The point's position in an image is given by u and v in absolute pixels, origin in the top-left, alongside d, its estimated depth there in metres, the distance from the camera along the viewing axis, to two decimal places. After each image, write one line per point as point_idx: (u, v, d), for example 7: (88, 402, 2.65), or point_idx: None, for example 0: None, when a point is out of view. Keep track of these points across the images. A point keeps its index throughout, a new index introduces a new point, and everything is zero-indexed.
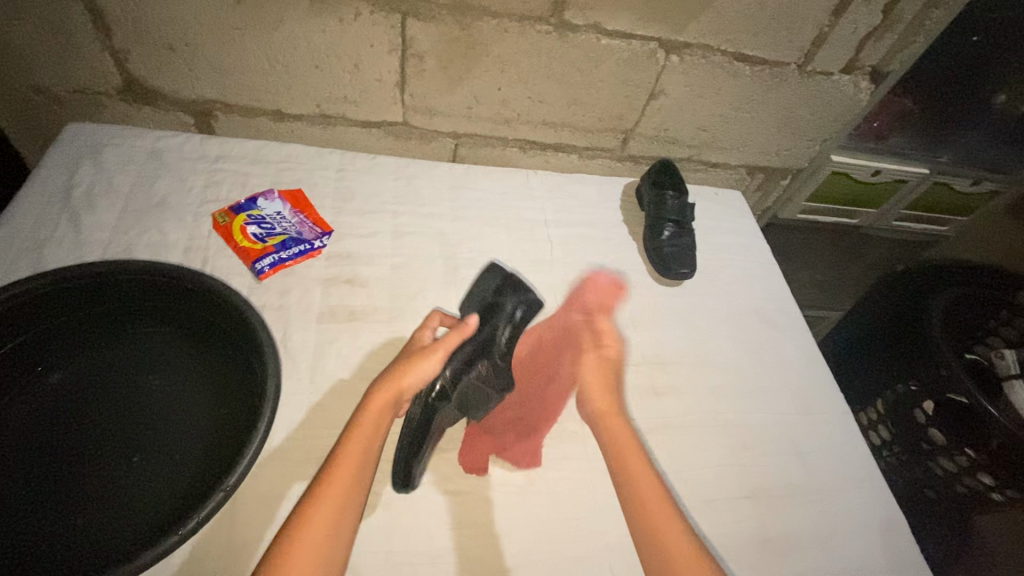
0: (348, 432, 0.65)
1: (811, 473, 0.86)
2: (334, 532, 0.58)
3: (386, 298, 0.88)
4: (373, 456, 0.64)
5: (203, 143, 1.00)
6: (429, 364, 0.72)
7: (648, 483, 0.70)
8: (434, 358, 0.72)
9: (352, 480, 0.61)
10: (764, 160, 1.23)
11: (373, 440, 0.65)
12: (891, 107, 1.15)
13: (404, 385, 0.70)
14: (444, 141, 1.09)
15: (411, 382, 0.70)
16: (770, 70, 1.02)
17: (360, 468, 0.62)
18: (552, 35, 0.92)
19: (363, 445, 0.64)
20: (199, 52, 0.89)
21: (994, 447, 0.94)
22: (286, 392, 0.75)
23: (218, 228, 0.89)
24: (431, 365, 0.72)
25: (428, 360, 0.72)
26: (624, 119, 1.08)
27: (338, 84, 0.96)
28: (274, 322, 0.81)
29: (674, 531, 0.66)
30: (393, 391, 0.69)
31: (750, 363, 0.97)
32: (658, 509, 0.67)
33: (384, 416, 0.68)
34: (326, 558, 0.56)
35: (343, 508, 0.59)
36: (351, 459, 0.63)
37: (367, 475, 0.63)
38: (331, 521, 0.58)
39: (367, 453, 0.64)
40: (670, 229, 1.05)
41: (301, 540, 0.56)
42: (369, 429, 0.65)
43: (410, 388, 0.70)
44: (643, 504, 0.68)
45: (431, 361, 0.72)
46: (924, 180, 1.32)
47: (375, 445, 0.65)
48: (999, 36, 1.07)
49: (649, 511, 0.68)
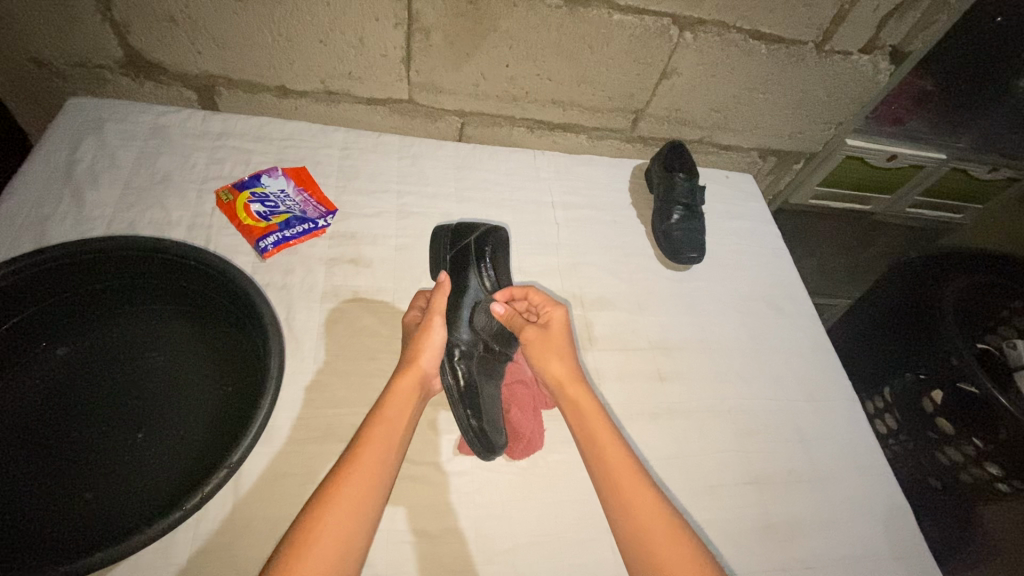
0: (379, 407, 0.67)
1: (817, 461, 0.85)
2: (364, 501, 0.58)
3: (390, 279, 0.87)
4: (405, 429, 0.66)
5: (206, 119, 0.98)
6: (436, 337, 0.72)
7: (633, 481, 0.65)
8: (439, 327, 0.73)
9: (383, 452, 0.62)
10: (777, 144, 1.20)
11: (403, 415, 0.66)
12: (909, 90, 1.12)
13: (422, 360, 0.71)
14: (450, 119, 1.07)
15: (428, 356, 0.71)
16: (787, 49, 0.99)
17: (391, 442, 0.64)
18: (562, 9, 0.89)
19: (394, 417, 0.66)
20: (201, 25, 0.87)
21: (1002, 437, 0.93)
22: (289, 371, 0.75)
23: (222, 205, 0.88)
24: (439, 334, 0.73)
25: (434, 331, 0.72)
26: (635, 99, 1.05)
27: (342, 59, 0.94)
28: (277, 302, 0.80)
29: (645, 497, 0.64)
30: (416, 373, 0.70)
31: (756, 350, 0.95)
32: (622, 473, 0.66)
33: (416, 387, 0.70)
34: (355, 527, 0.57)
35: (376, 479, 0.60)
36: (382, 432, 0.64)
37: (399, 448, 0.64)
38: (362, 493, 0.59)
39: (396, 425, 0.65)
40: (679, 212, 1.03)
41: (333, 509, 0.56)
42: (399, 403, 0.67)
43: (430, 366, 0.71)
44: (633, 508, 0.63)
45: (436, 329, 0.73)
46: (942, 166, 1.30)
47: (404, 419, 0.66)
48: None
49: (639, 518, 0.63)
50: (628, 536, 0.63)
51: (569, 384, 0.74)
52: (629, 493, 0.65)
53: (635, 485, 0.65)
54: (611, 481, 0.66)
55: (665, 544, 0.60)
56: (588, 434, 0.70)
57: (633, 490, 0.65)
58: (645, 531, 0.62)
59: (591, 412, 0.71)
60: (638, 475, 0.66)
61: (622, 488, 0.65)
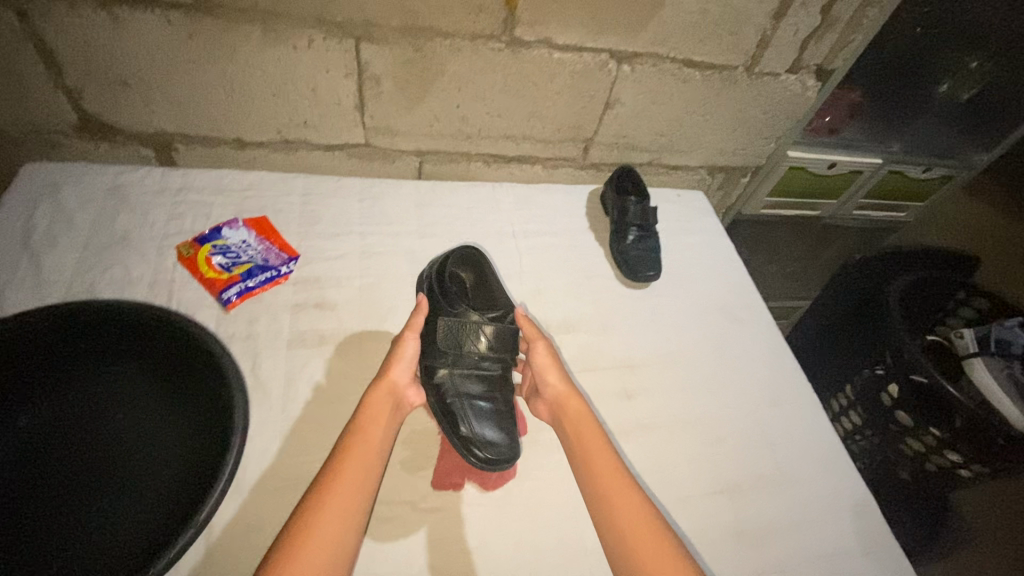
0: (359, 419, 0.70)
1: (785, 464, 0.87)
2: (352, 506, 0.62)
3: (355, 320, 0.88)
4: (385, 438, 0.70)
5: (165, 176, 1.00)
6: (407, 348, 0.77)
7: (623, 494, 0.68)
8: (411, 339, 0.78)
9: (367, 460, 0.66)
10: (723, 160, 1.26)
11: (383, 424, 0.70)
12: (841, 102, 1.22)
13: (394, 371, 0.75)
14: (408, 159, 1.10)
15: (399, 369, 0.76)
16: (719, 74, 1.05)
17: (374, 448, 0.68)
18: (505, 51, 0.93)
19: (374, 426, 0.70)
20: (155, 86, 0.89)
21: (957, 425, 0.96)
22: (257, 421, 0.75)
23: (183, 260, 0.89)
24: (411, 346, 0.77)
25: (405, 343, 0.77)
26: (584, 129, 1.10)
27: (296, 109, 0.97)
28: (242, 353, 0.81)
29: (633, 509, 0.67)
30: (387, 383, 0.74)
31: (719, 360, 0.99)
32: (614, 486, 0.69)
33: (389, 396, 0.73)
34: (344, 532, 0.60)
35: (362, 484, 0.64)
36: (365, 441, 0.68)
37: (381, 455, 0.68)
38: (346, 501, 0.61)
39: (378, 432, 0.69)
40: (634, 233, 1.07)
41: (319, 516, 0.59)
42: (378, 412, 0.71)
43: (400, 377, 0.76)
44: (623, 522, 0.66)
45: (408, 343, 0.77)
46: (879, 170, 1.38)
47: (385, 427, 0.71)
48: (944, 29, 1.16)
49: (625, 524, 0.66)
50: (616, 547, 0.65)
51: (566, 401, 0.78)
52: (614, 501, 0.68)
53: (626, 497, 0.68)
54: (604, 496, 0.69)
55: (653, 554, 0.63)
56: (581, 449, 0.74)
57: (622, 503, 0.68)
58: (634, 541, 0.64)
59: (587, 433, 0.75)
60: (630, 493, 0.69)
61: (608, 497, 0.69)
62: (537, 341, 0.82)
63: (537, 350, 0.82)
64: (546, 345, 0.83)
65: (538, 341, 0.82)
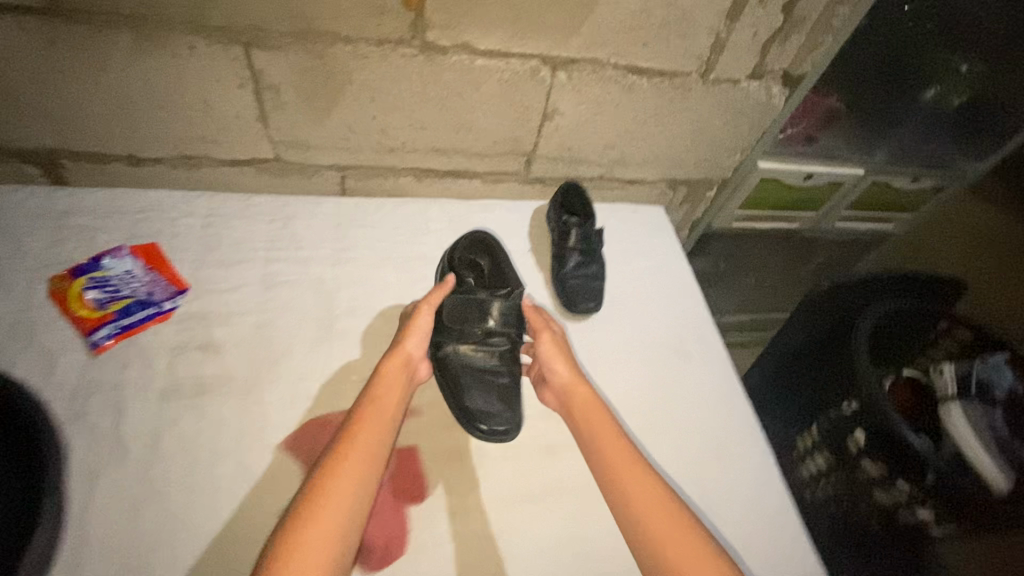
0: (371, 392, 0.69)
1: (724, 531, 0.77)
2: (362, 478, 0.60)
3: (244, 363, 0.79)
4: (397, 410, 0.69)
5: (50, 197, 0.90)
6: (420, 321, 0.78)
7: (640, 480, 0.65)
8: (424, 312, 0.79)
9: (377, 431, 0.64)
10: (683, 173, 1.15)
11: (396, 396, 0.69)
12: (817, 108, 1.10)
13: (409, 342, 0.75)
14: (328, 174, 0.99)
15: (413, 341, 0.76)
16: (670, 81, 0.93)
17: (385, 419, 0.66)
18: (419, 58, 0.82)
19: (387, 398, 0.68)
20: (22, 100, 0.79)
21: (930, 482, 0.84)
22: (108, 489, 0.65)
23: (53, 296, 0.79)
24: (425, 317, 0.78)
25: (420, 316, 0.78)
26: (522, 142, 0.99)
27: (190, 123, 0.87)
28: (105, 406, 0.71)
29: (650, 494, 0.64)
30: (402, 354, 0.74)
31: (660, 405, 0.88)
32: (629, 471, 0.66)
33: (403, 369, 0.73)
34: (352, 503, 0.57)
35: (372, 456, 0.62)
36: (375, 412, 0.66)
37: (392, 427, 0.67)
38: (353, 475, 0.59)
39: (391, 403, 0.68)
40: (576, 258, 0.96)
41: (329, 488, 0.57)
42: (390, 383, 0.70)
43: (415, 349, 0.76)
44: (641, 510, 0.63)
45: (420, 315, 0.78)
46: (862, 180, 1.25)
47: (397, 399, 0.69)
48: (928, 22, 1.06)
49: (643, 512, 0.63)
50: (636, 533, 0.62)
51: (574, 389, 0.76)
52: (632, 487, 0.65)
53: (641, 483, 0.65)
54: (619, 482, 0.66)
55: (675, 542, 0.59)
56: (593, 436, 0.71)
57: (639, 489, 0.65)
58: (655, 529, 0.61)
59: (600, 421, 0.72)
60: (648, 479, 0.66)
61: (625, 484, 0.65)
62: (546, 329, 0.82)
63: (543, 339, 0.80)
64: (553, 335, 0.81)
65: (544, 328, 0.82)
